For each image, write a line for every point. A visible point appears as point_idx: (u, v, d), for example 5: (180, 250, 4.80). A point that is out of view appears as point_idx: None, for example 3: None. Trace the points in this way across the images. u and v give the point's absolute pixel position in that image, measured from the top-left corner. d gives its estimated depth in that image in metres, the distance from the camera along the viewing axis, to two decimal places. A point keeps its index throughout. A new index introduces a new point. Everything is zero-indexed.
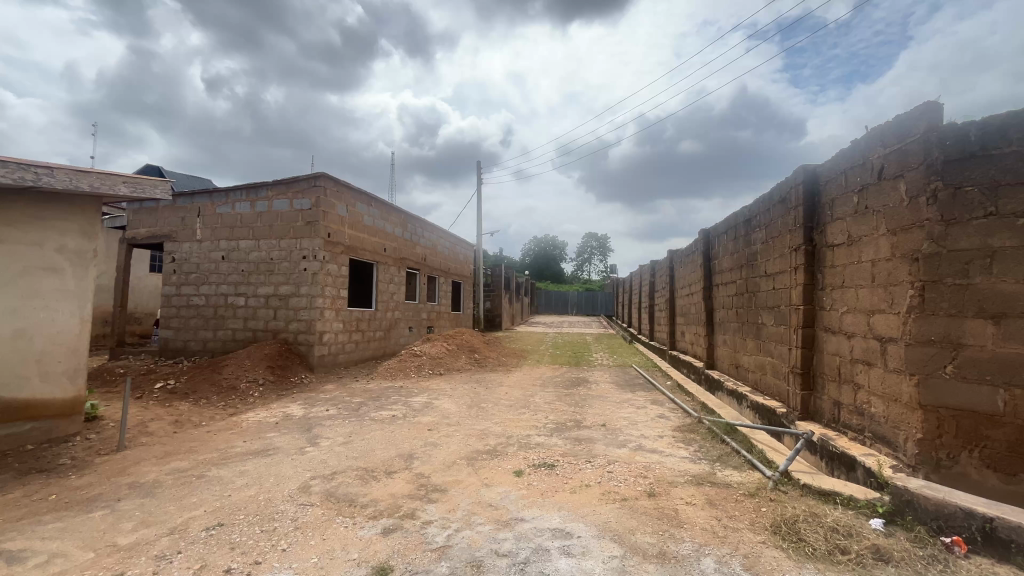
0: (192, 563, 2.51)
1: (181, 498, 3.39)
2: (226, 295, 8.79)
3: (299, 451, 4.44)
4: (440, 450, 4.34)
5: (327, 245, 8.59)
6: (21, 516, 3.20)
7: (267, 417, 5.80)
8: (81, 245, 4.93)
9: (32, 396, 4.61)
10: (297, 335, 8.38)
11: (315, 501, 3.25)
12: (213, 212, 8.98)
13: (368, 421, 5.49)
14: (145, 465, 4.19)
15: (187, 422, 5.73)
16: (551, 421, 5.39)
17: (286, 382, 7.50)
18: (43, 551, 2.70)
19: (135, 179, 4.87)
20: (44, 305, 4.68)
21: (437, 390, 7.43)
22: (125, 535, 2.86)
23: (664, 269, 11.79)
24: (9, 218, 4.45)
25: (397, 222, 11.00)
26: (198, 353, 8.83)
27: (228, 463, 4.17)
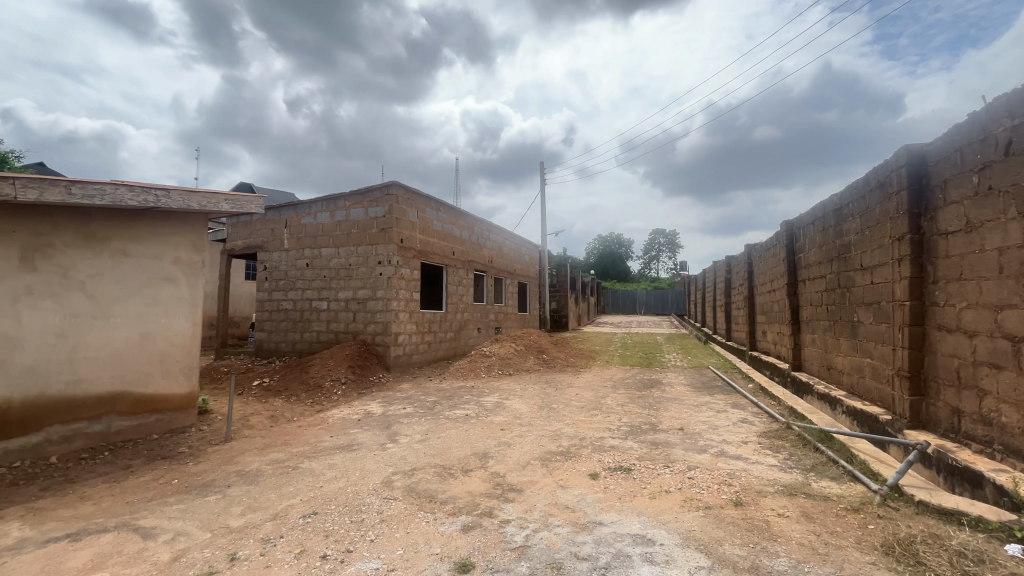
0: (293, 548, 2.72)
1: (280, 487, 3.69)
2: (311, 300, 9.46)
3: (381, 447, 4.67)
4: (513, 450, 4.38)
5: (400, 250, 8.98)
6: (151, 497, 3.64)
7: (351, 414, 6.17)
8: (191, 257, 5.52)
9: (156, 392, 5.23)
10: (375, 336, 8.83)
11: (398, 495, 3.40)
12: (299, 223, 9.72)
13: (443, 419, 5.66)
14: (248, 456, 4.61)
15: (281, 417, 6.23)
16: (624, 424, 5.25)
17: (366, 381, 7.94)
18: (169, 529, 3.05)
19: (234, 197, 5.34)
20: (164, 311, 5.31)
21: (506, 390, 7.52)
22: (235, 518, 3.17)
23: (741, 265, 11.15)
24: (134, 234, 5.09)
25: (465, 226, 11.28)
26: (288, 353, 9.58)
27: (318, 456, 4.48)
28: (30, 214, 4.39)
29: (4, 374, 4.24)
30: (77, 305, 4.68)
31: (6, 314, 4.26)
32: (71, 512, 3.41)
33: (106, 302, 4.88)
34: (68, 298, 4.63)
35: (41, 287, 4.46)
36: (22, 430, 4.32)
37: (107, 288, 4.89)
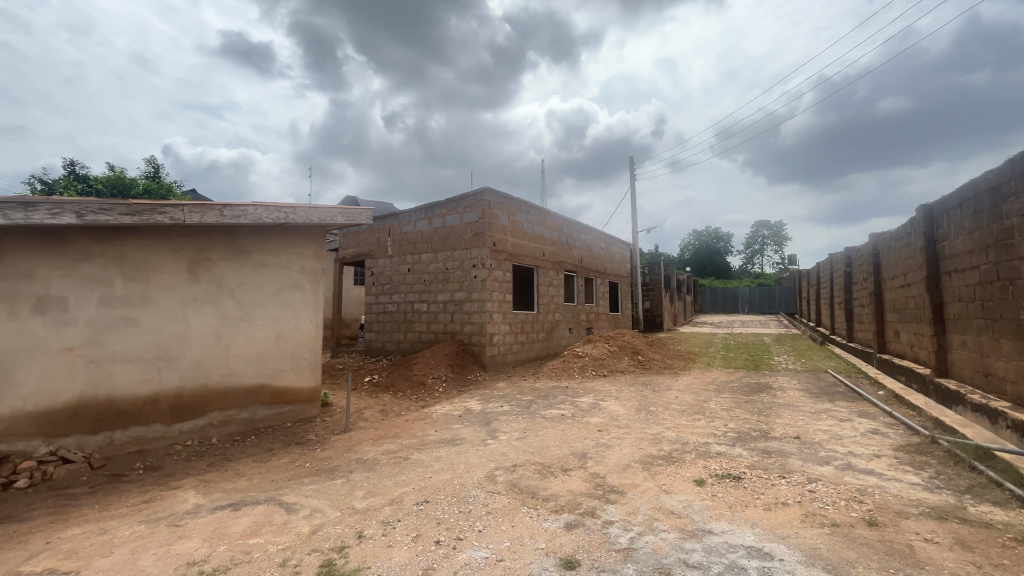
0: (411, 531, 2.96)
1: (395, 475, 4.03)
2: (413, 302, 10.13)
3: (482, 442, 4.88)
4: (612, 452, 4.34)
5: (493, 253, 9.29)
6: (290, 477, 4.17)
7: (452, 410, 6.53)
8: (315, 265, 6.22)
9: (289, 385, 5.97)
10: (471, 337, 9.21)
11: (501, 490, 3.55)
12: (400, 231, 10.47)
13: (540, 418, 5.77)
14: (366, 445, 5.08)
15: (391, 411, 6.77)
16: (731, 430, 4.95)
17: (464, 379, 8.33)
18: (306, 506, 3.47)
19: (348, 210, 5.91)
20: (293, 314, 6.03)
21: (602, 391, 7.43)
22: (360, 501, 3.52)
23: (864, 256, 9.93)
24: (270, 247, 5.85)
25: (554, 226, 11.35)
26: (393, 352, 10.34)
27: (426, 448, 4.81)
28: (193, 233, 5.22)
29: (179, 367, 5.09)
30: (228, 309, 5.49)
31: (179, 317, 5.12)
32: (231, 486, 4.02)
33: (250, 307, 5.67)
34: (222, 303, 5.44)
35: (202, 294, 5.29)
36: (192, 414, 5.17)
37: (250, 294, 5.67)
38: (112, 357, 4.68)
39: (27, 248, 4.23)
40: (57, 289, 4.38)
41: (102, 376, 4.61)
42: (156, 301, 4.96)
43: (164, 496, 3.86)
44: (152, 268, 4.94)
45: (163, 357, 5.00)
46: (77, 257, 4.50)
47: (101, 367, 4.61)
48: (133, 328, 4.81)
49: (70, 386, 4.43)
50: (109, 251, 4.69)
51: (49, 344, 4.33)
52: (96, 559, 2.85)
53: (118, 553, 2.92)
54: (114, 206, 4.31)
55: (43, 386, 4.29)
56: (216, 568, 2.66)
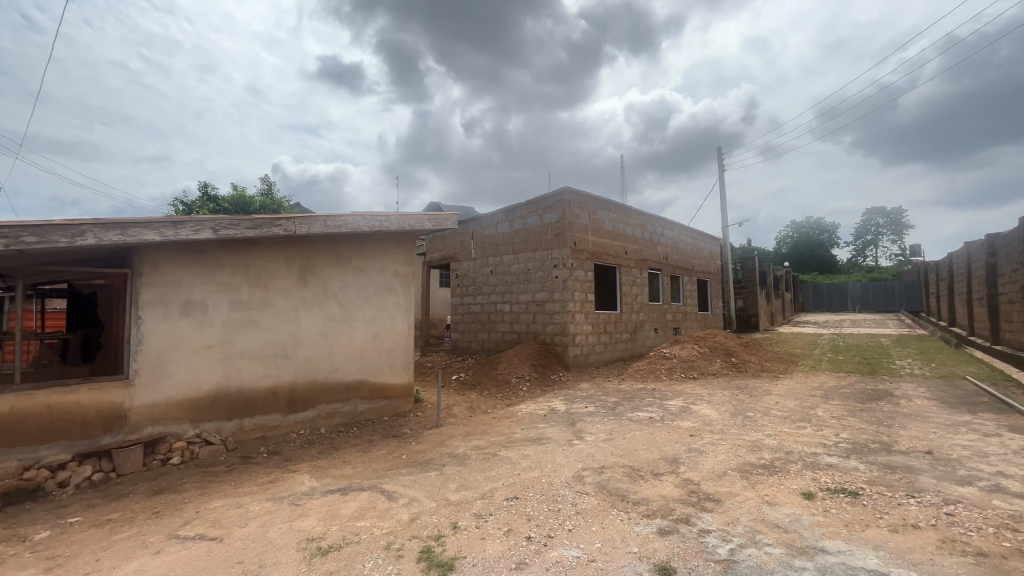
0: (502, 526, 3.06)
1: (485, 471, 4.17)
2: (496, 303, 10.39)
3: (569, 443, 4.88)
4: (706, 458, 4.13)
5: (574, 252, 9.24)
6: (390, 467, 4.49)
7: (537, 409, 6.60)
8: (406, 269, 6.62)
9: (385, 381, 6.41)
10: (553, 336, 9.23)
11: (590, 490, 3.53)
12: (483, 234, 10.78)
13: (626, 421, 5.64)
14: (456, 440, 5.31)
15: (478, 408, 7.00)
16: (844, 440, 4.49)
17: (547, 379, 8.37)
18: (405, 495, 3.71)
19: (435, 216, 6.21)
20: (388, 315, 6.47)
21: (692, 395, 7.08)
22: (453, 493, 3.70)
23: (1013, 244, 8.48)
24: (368, 253, 6.33)
25: (637, 223, 11.03)
26: (478, 352, 10.68)
27: (513, 446, 4.92)
28: (302, 242, 5.80)
29: (293, 363, 5.68)
30: (333, 311, 6.02)
31: (292, 319, 5.71)
32: (339, 472, 4.42)
33: (351, 309, 6.17)
34: (327, 305, 5.98)
35: (310, 297, 5.85)
36: (305, 406, 5.75)
37: (351, 297, 6.18)
38: (240, 354, 5.34)
39: (176, 260, 4.97)
40: (198, 294, 5.09)
41: (233, 370, 5.27)
42: (274, 304, 5.58)
43: (285, 477, 4.33)
44: (270, 275, 5.56)
45: (280, 354, 5.60)
46: (213, 267, 5.19)
47: (232, 362, 5.28)
48: (256, 328, 5.45)
49: (209, 378, 5.13)
50: (237, 261, 5.36)
51: (193, 341, 5.05)
52: (235, 529, 3.28)
53: (251, 525, 3.33)
54: (240, 222, 4.91)
55: (189, 378, 5.01)
56: (331, 546, 2.94)
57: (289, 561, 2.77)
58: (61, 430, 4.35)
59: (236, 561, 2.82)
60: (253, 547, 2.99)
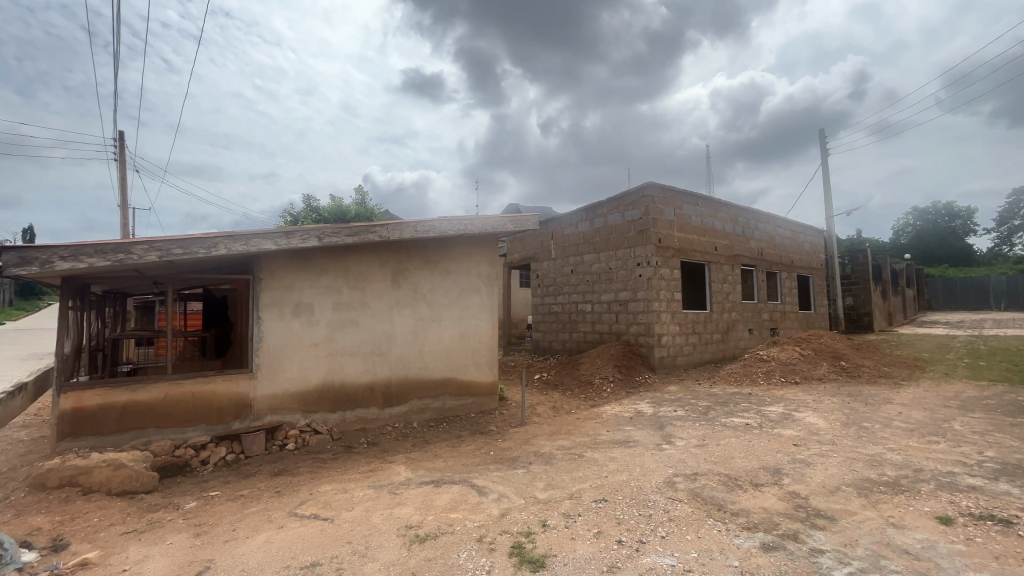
0: (592, 527, 3.04)
1: (572, 471, 4.17)
2: (577, 303, 10.31)
3: (657, 447, 4.72)
4: (815, 470, 3.79)
5: (659, 250, 8.90)
6: (478, 462, 4.65)
7: (622, 412, 6.45)
8: (490, 270, 6.82)
9: (472, 379, 6.63)
10: (637, 337, 8.96)
11: (683, 497, 3.39)
12: (563, 234, 10.77)
13: (720, 426, 5.33)
14: (541, 439, 5.36)
15: (561, 408, 7.01)
16: (989, 459, 3.89)
17: (632, 381, 8.15)
18: (494, 490, 3.82)
19: (517, 217, 6.32)
20: (474, 315, 6.70)
21: (795, 401, 6.50)
22: (541, 491, 3.74)
23: None
24: (454, 256, 6.60)
25: (727, 217, 10.37)
26: (559, 352, 10.67)
27: (599, 448, 4.86)
28: (395, 247, 6.18)
29: (388, 360, 6.08)
30: (423, 312, 6.34)
31: (387, 318, 6.10)
32: (432, 464, 4.66)
33: (439, 309, 6.47)
34: (417, 306, 6.32)
35: (403, 299, 6.21)
36: (399, 401, 6.13)
37: (439, 298, 6.47)
38: (343, 351, 5.82)
39: (288, 266, 5.54)
40: (307, 296, 5.63)
41: (336, 366, 5.76)
42: (371, 305, 6.01)
43: (384, 467, 4.66)
44: (367, 277, 6.00)
45: (377, 351, 6.02)
46: (319, 272, 5.71)
47: (336, 358, 5.77)
48: (355, 327, 5.90)
49: (317, 372, 5.65)
50: (339, 266, 5.84)
51: (303, 339, 5.59)
52: (343, 512, 3.58)
53: (356, 509, 3.62)
54: (341, 230, 5.36)
55: (301, 372, 5.56)
56: (428, 534, 3.11)
57: (391, 545, 2.98)
58: (201, 415, 5.04)
59: (346, 541, 3.08)
60: (359, 529, 3.25)
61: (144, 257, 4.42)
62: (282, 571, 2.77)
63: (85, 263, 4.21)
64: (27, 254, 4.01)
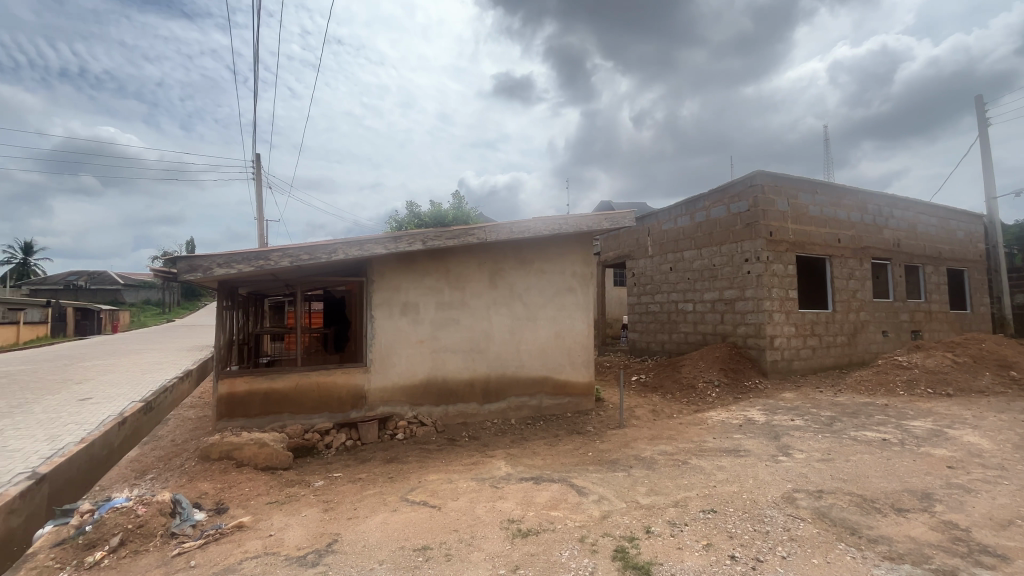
0: (700, 538, 2.88)
1: (676, 478, 3.98)
2: (677, 302, 9.82)
3: (772, 458, 4.33)
4: (978, 499, 3.22)
5: (770, 243, 8.15)
6: (576, 462, 4.63)
7: (730, 418, 6.01)
8: (584, 270, 6.77)
9: (568, 379, 6.63)
10: (746, 339, 8.29)
11: (806, 516, 3.08)
12: (660, 230, 10.33)
13: (849, 440, 4.75)
14: (641, 443, 5.20)
15: (662, 412, 6.72)
16: None
17: (741, 386, 7.57)
18: (594, 492, 3.78)
19: (612, 215, 6.19)
20: (569, 314, 6.69)
21: (948, 415, 5.56)
22: (643, 497, 3.63)
23: None
24: (549, 256, 6.64)
25: (854, 204, 9.20)
26: (658, 353, 10.24)
27: (705, 455, 4.59)
28: (492, 249, 6.37)
29: (486, 358, 6.30)
30: (519, 311, 6.47)
31: (485, 317, 6.32)
32: (532, 461, 4.74)
33: (535, 309, 6.55)
34: (514, 306, 6.46)
35: (499, 298, 6.39)
36: (497, 397, 6.31)
37: (535, 298, 6.56)
38: (445, 348, 6.14)
39: (396, 268, 5.97)
40: (413, 296, 6.02)
41: (439, 362, 6.10)
42: (470, 304, 6.27)
43: (485, 461, 4.84)
44: (466, 278, 6.27)
45: (476, 349, 6.26)
46: (424, 274, 6.09)
47: (439, 355, 6.10)
48: (456, 325, 6.19)
49: (422, 367, 6.03)
50: (440, 267, 6.17)
51: (410, 336, 5.99)
52: (449, 501, 3.79)
53: (461, 499, 3.80)
54: (443, 233, 5.66)
55: (408, 367, 5.97)
56: (530, 530, 3.17)
57: (495, 537, 3.08)
58: (325, 403, 5.63)
59: (452, 529, 3.25)
60: (464, 518, 3.41)
61: (279, 263, 5.03)
62: (397, 550, 3.00)
63: (234, 269, 4.90)
64: (194, 262, 4.79)
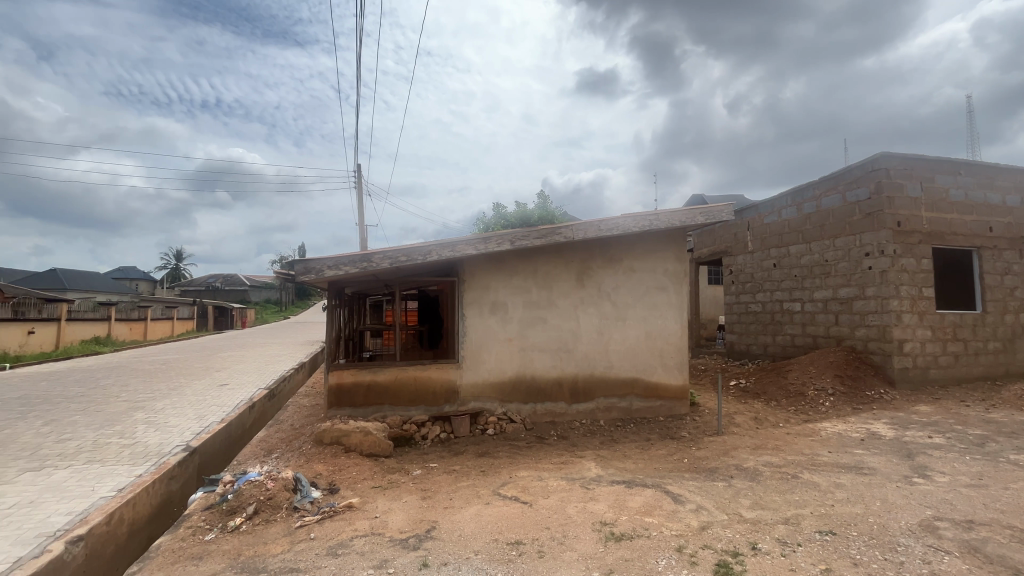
0: (817, 562, 2.62)
1: (786, 493, 3.65)
2: (782, 301, 8.99)
3: (904, 480, 3.80)
4: None
5: (897, 235, 7.16)
6: (671, 468, 4.43)
7: (848, 431, 5.38)
8: (677, 267, 6.48)
9: (660, 381, 6.38)
10: (868, 343, 7.36)
11: (951, 549, 2.67)
12: (762, 223, 9.54)
13: (1007, 464, 4.03)
14: (743, 452, 4.84)
15: (766, 420, 6.21)
16: None
17: (861, 396, 6.74)
18: (692, 501, 3.60)
19: (709, 209, 5.84)
20: (661, 314, 6.44)
21: None
22: (748, 510, 3.37)
23: None
24: (638, 254, 6.43)
25: (1010, 185, 7.77)
26: (760, 356, 9.47)
27: (820, 470, 4.16)
28: (579, 247, 6.32)
29: (575, 357, 6.25)
30: (607, 311, 6.34)
31: (573, 317, 6.28)
32: (622, 464, 4.62)
33: (625, 308, 6.38)
34: (602, 305, 6.34)
35: (587, 297, 6.32)
36: (586, 397, 6.24)
37: (624, 297, 6.39)
38: (534, 346, 6.20)
39: (486, 269, 6.14)
40: (502, 296, 6.16)
41: (528, 360, 6.17)
42: (558, 304, 6.26)
43: (574, 461, 4.81)
44: (554, 277, 6.27)
45: (564, 349, 6.24)
46: (512, 273, 6.20)
47: (528, 353, 6.18)
48: (544, 324, 6.23)
49: (511, 365, 6.14)
50: (528, 267, 6.24)
51: (500, 335, 6.13)
52: (540, 498, 3.82)
53: (552, 498, 3.81)
54: (531, 233, 5.70)
55: (498, 364, 6.11)
56: (623, 534, 3.09)
57: (587, 538, 3.06)
58: (421, 397, 5.95)
59: (544, 526, 3.27)
60: (556, 517, 3.42)
61: (380, 264, 5.42)
62: (491, 543, 3.09)
63: (342, 271, 5.36)
64: (309, 264, 5.31)
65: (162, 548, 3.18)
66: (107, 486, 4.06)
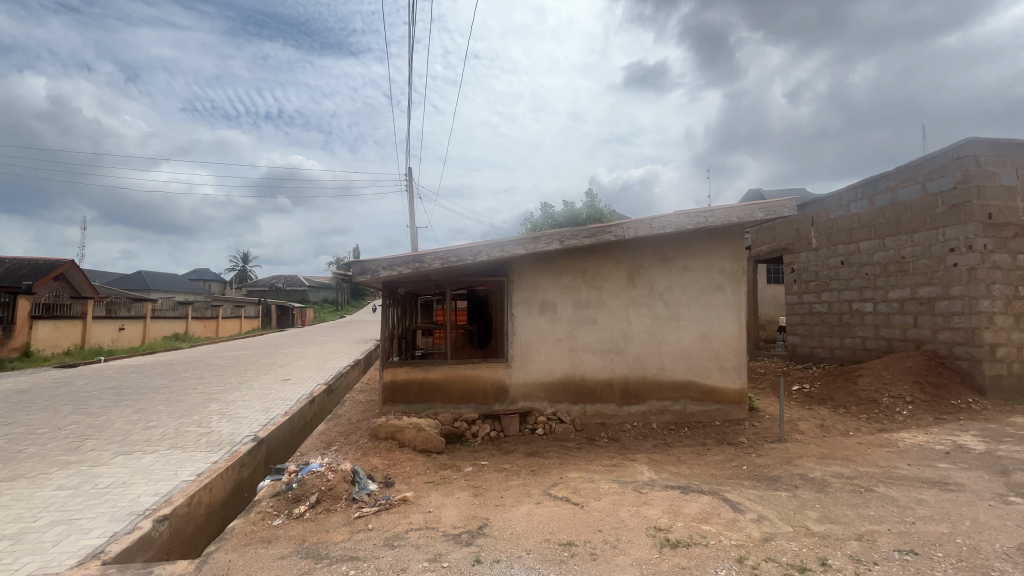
0: None
1: (858, 507, 3.40)
2: (852, 301, 8.39)
3: (998, 498, 3.44)
4: None
5: (988, 228, 6.50)
6: (729, 475, 4.25)
7: (929, 443, 4.94)
8: (734, 266, 6.21)
9: (716, 384, 6.14)
10: (952, 348, 6.72)
11: None
12: (828, 218, 8.95)
13: None
14: (809, 461, 4.56)
15: (834, 428, 5.82)
16: None
17: (945, 404, 6.17)
18: (753, 510, 3.43)
19: (769, 204, 5.56)
20: (717, 315, 6.19)
21: None
22: (816, 523, 3.17)
23: None
24: (693, 252, 6.22)
25: None
26: (826, 360, 8.90)
27: (898, 484, 3.85)
28: (630, 246, 6.19)
29: (626, 358, 6.13)
30: (660, 311, 6.17)
31: (624, 317, 6.16)
32: (676, 469, 4.48)
33: (678, 308, 6.18)
34: (654, 305, 6.18)
35: (639, 297, 6.17)
36: (638, 400, 6.11)
37: (678, 296, 6.19)
38: (583, 347, 6.14)
39: (534, 269, 6.14)
40: (551, 296, 6.14)
41: (578, 361, 6.12)
42: (608, 304, 6.16)
43: (626, 463, 4.72)
44: (605, 277, 6.18)
45: (615, 349, 6.14)
46: (561, 273, 6.16)
47: (578, 353, 6.12)
48: (594, 325, 6.15)
49: (560, 366, 6.11)
50: (578, 267, 6.18)
51: (549, 335, 6.12)
52: (592, 500, 3.77)
53: (604, 500, 3.76)
54: (581, 233, 5.65)
55: (547, 364, 6.10)
56: (679, 541, 2.99)
57: (641, 543, 2.99)
58: (472, 395, 6.04)
59: (597, 529, 3.23)
60: (608, 520, 3.36)
61: (432, 265, 5.55)
62: (543, 542, 3.08)
63: (395, 271, 5.53)
64: (365, 265, 5.51)
65: (235, 530, 3.42)
66: (188, 470, 4.41)
